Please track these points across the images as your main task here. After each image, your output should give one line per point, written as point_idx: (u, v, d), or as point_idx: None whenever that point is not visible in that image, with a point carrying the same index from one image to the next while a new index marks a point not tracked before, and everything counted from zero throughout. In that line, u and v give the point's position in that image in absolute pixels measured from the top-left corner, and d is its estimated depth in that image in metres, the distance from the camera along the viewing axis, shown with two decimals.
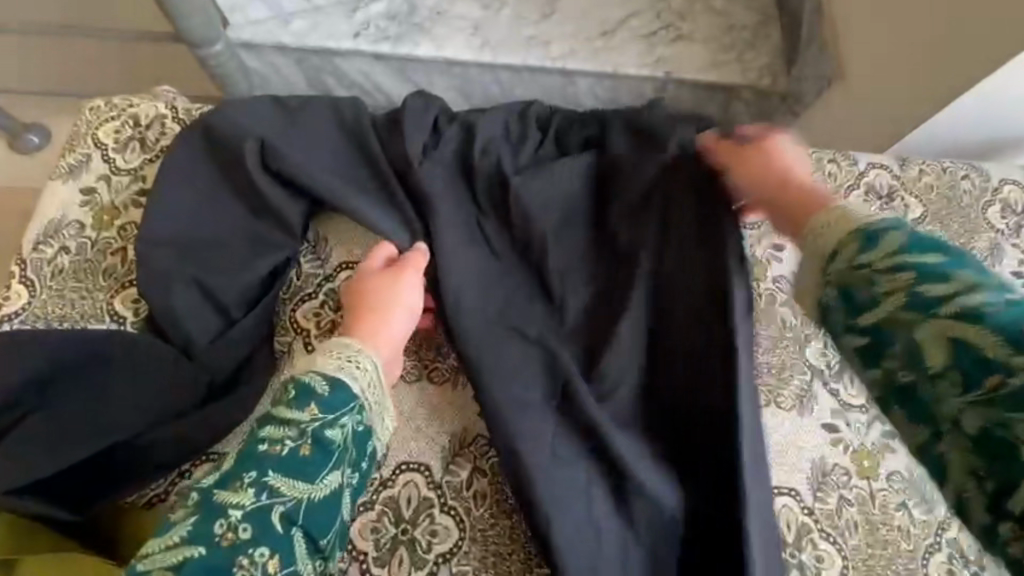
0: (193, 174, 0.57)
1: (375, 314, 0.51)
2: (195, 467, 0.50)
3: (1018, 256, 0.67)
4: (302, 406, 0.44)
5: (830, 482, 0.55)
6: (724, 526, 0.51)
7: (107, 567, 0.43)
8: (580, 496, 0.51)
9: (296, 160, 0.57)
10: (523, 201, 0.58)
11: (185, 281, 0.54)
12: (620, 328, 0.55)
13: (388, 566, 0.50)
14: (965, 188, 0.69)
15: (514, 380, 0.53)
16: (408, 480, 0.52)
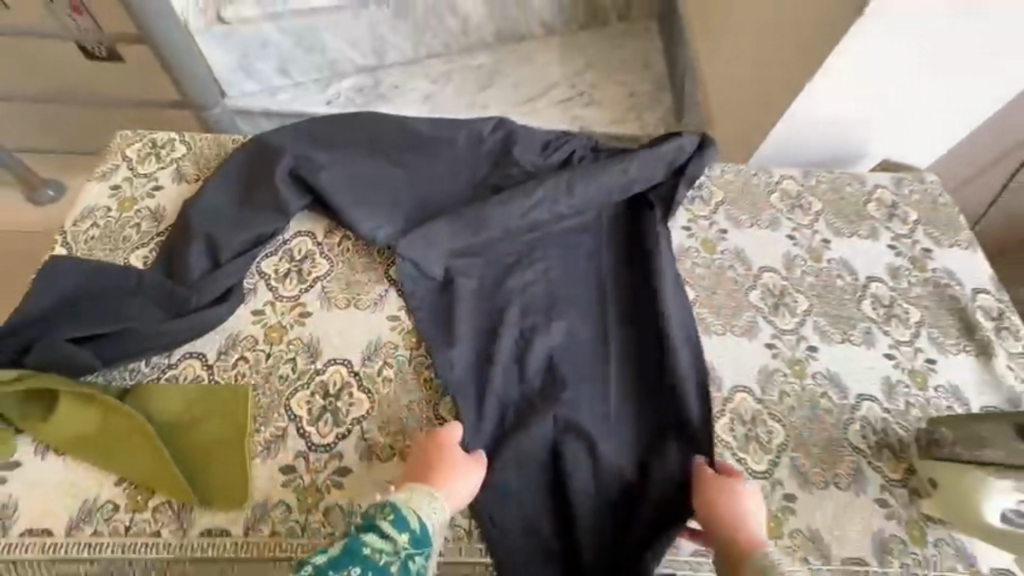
0: (230, 173, 0.82)
1: (452, 468, 0.63)
2: (182, 361, 0.70)
3: (791, 226, 0.92)
4: (400, 527, 0.55)
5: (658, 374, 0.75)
6: (575, 400, 0.72)
7: (119, 410, 0.63)
8: (480, 391, 0.71)
9: (299, 163, 0.81)
10: (441, 196, 0.85)
11: (200, 239, 0.75)
12: (511, 281, 0.80)
13: (317, 426, 0.67)
14: (755, 182, 0.96)
15: (439, 319, 0.76)
16: (335, 369, 0.71)
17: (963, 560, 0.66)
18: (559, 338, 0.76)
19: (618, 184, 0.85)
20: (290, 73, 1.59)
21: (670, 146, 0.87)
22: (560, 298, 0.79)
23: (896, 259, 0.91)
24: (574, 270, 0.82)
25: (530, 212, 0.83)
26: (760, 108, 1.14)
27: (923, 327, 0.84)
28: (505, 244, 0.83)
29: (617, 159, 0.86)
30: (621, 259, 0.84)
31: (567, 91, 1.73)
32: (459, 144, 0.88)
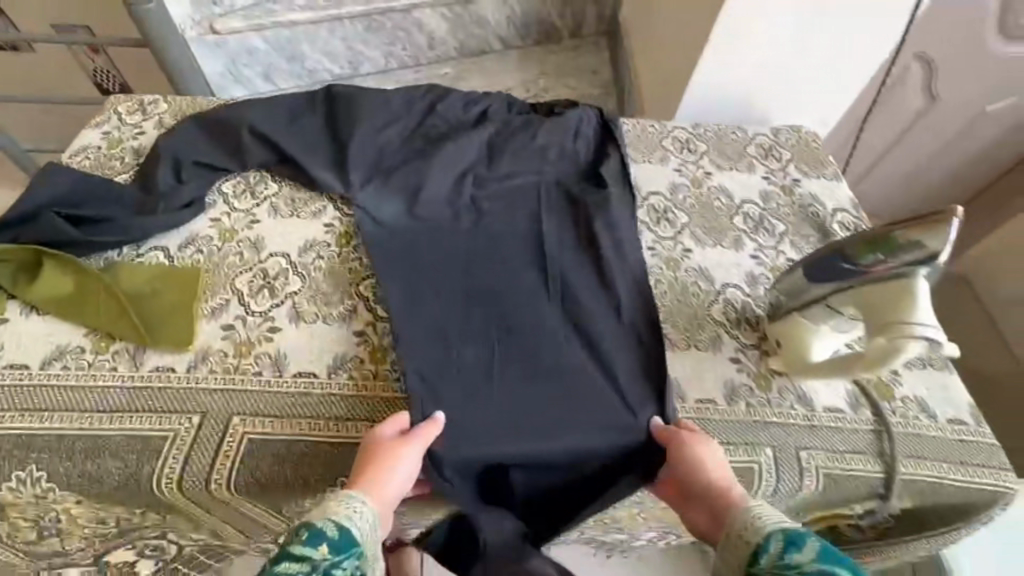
0: (198, 116, 0.97)
1: (379, 471, 0.66)
2: (148, 252, 0.84)
3: (679, 163, 1.08)
4: (314, 545, 0.57)
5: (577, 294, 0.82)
6: (507, 324, 0.79)
7: (92, 277, 0.77)
8: (420, 319, 0.78)
9: (251, 108, 0.95)
10: (373, 135, 0.95)
11: (167, 163, 0.90)
12: (457, 227, 0.87)
13: (255, 299, 0.80)
14: (651, 131, 1.12)
15: (388, 259, 0.83)
16: (275, 259, 0.85)
17: (802, 402, 0.77)
18: (492, 274, 0.83)
19: (535, 147, 0.96)
20: (274, 79, 1.82)
21: (573, 115, 1.00)
22: (494, 237, 0.87)
23: (768, 187, 1.06)
24: (514, 217, 0.89)
25: (459, 161, 0.94)
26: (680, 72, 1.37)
27: (786, 236, 0.98)
28: (434, 181, 0.91)
29: (538, 125, 0.99)
30: (544, 196, 0.92)
31: (521, 94, 1.94)
32: (391, 98, 1.00)
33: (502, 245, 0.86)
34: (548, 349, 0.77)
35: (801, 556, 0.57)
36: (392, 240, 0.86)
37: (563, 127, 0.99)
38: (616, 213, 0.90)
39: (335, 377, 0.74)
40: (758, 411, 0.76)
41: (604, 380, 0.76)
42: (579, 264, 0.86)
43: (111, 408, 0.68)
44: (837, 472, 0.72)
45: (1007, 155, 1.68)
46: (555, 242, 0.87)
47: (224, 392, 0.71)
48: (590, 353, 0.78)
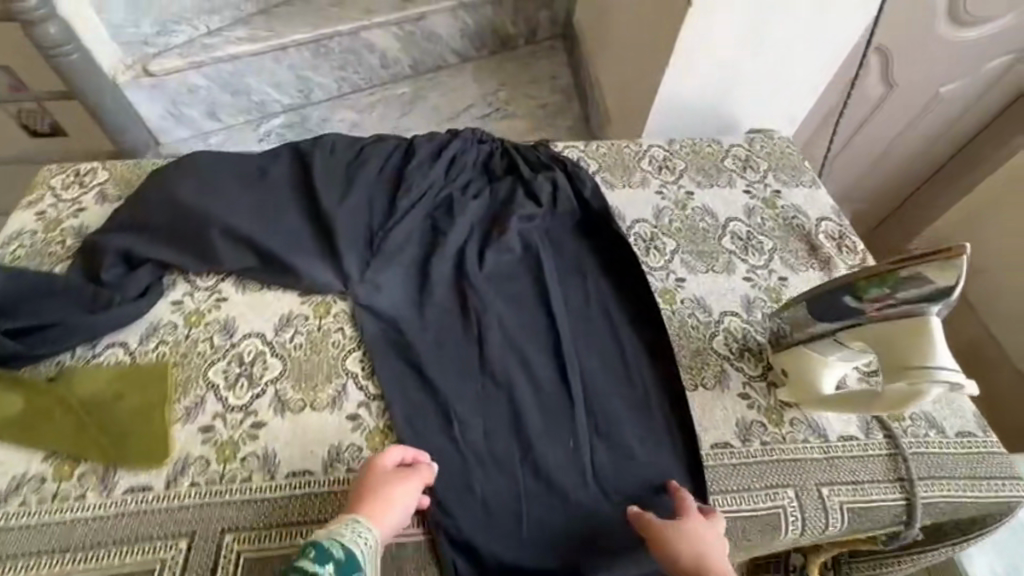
0: (144, 190, 0.87)
1: (383, 499, 0.62)
2: (105, 350, 0.76)
3: (659, 183, 1.05)
4: (321, 564, 0.54)
5: (581, 362, 0.80)
6: (524, 418, 0.74)
7: (42, 390, 0.69)
8: (429, 417, 0.73)
9: (201, 181, 0.88)
10: (343, 204, 0.90)
11: (112, 247, 0.81)
12: (454, 311, 0.84)
13: (233, 390, 0.74)
14: (627, 151, 1.10)
15: (387, 357, 0.78)
16: (250, 341, 0.79)
17: (816, 433, 0.75)
18: (503, 366, 0.78)
19: (522, 208, 0.93)
20: (221, 117, 1.71)
21: (549, 171, 0.98)
22: (497, 314, 0.83)
23: (751, 201, 1.04)
24: (515, 297, 0.86)
25: (439, 228, 0.91)
26: (645, 85, 1.35)
27: (776, 253, 0.97)
28: (416, 249, 0.89)
29: (519, 180, 0.98)
30: (539, 261, 0.90)
31: (483, 109, 1.87)
32: (359, 163, 0.98)
33: (507, 327, 0.82)
34: (573, 441, 0.73)
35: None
36: (393, 338, 0.80)
37: (540, 182, 0.96)
38: (611, 275, 0.90)
39: (332, 472, 0.69)
40: (775, 449, 0.74)
41: (639, 470, 0.73)
42: (591, 334, 0.83)
43: (85, 543, 0.61)
44: (862, 504, 0.71)
45: (966, 129, 1.71)
46: (561, 315, 0.84)
47: (213, 504, 0.65)
48: (619, 440, 0.74)
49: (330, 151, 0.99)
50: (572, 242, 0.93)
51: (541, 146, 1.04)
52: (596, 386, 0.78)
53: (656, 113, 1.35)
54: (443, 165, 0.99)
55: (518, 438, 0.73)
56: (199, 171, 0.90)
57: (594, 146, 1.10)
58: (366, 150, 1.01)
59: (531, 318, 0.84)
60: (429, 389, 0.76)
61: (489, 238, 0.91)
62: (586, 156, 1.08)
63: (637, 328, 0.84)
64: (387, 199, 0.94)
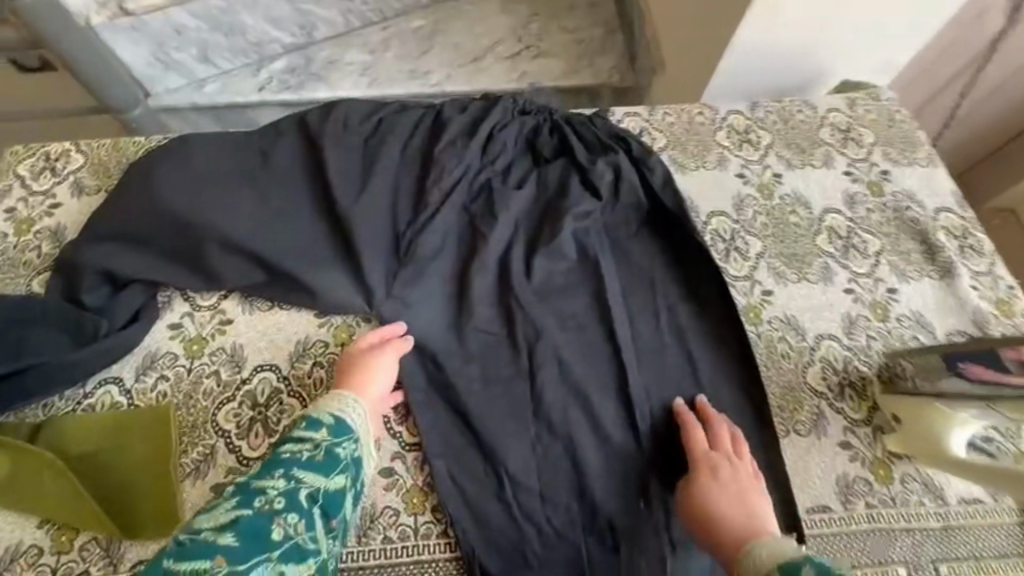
0: (124, 190, 0.73)
1: (362, 370, 0.65)
2: (97, 389, 0.66)
3: (740, 162, 0.87)
4: (313, 429, 0.60)
5: (651, 404, 0.68)
6: (588, 476, 0.64)
7: (27, 447, 0.60)
8: (477, 474, 0.64)
9: (192, 176, 0.73)
10: (359, 204, 0.74)
11: (90, 269, 0.68)
12: (500, 338, 0.71)
13: (247, 439, 0.64)
14: (700, 120, 0.90)
15: (425, 398, 0.67)
16: (263, 376, 0.67)
17: (932, 495, 0.64)
18: (560, 411, 0.66)
19: (578, 205, 0.77)
20: (214, 61, 1.49)
21: (610, 158, 0.79)
22: (551, 343, 0.70)
23: (853, 186, 0.85)
24: (571, 321, 0.72)
25: (477, 230, 0.76)
26: (707, 34, 1.10)
27: (883, 256, 0.80)
28: (452, 256, 0.75)
29: (573, 167, 0.80)
30: (599, 272, 0.75)
31: (512, 46, 1.61)
32: (377, 144, 0.81)
33: (564, 360, 0.69)
34: (645, 502, 0.64)
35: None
36: (430, 374, 0.68)
37: (600, 171, 0.79)
38: (686, 288, 0.75)
39: (367, 542, 0.61)
40: (884, 515, 0.62)
41: None
42: (663, 368, 0.70)
43: None
44: None
45: None
46: (626, 343, 0.71)
47: None
48: None
49: (341, 127, 0.82)
50: (637, 246, 0.77)
51: (598, 120, 0.85)
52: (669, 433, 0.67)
53: (722, 74, 1.10)
54: (480, 146, 0.80)
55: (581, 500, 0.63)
56: (187, 160, 0.74)
57: (660, 114, 0.90)
58: (385, 125, 0.83)
59: (592, 347, 0.71)
60: (476, 440, 0.65)
61: (538, 243, 0.76)
62: (651, 129, 0.89)
63: (718, 358, 0.71)
64: (414, 191, 0.78)
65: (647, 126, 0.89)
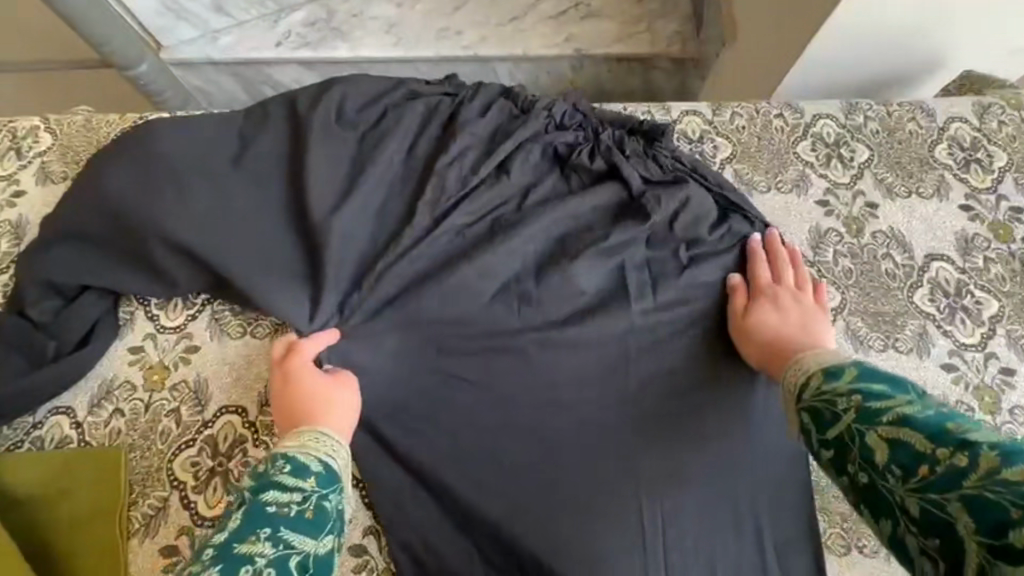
0: (82, 185, 0.63)
1: (324, 406, 0.55)
2: (48, 418, 0.59)
3: (824, 185, 0.69)
4: (301, 475, 0.48)
5: (673, 494, 0.57)
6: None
7: None
8: (460, 559, 0.57)
9: (158, 175, 0.63)
10: (349, 229, 0.64)
11: (38, 281, 0.60)
12: (500, 395, 0.61)
13: (204, 494, 0.56)
14: (778, 126, 0.72)
15: (407, 464, 0.59)
16: (227, 420, 0.58)
17: None
18: (555, 495, 0.57)
19: (608, 238, 0.64)
20: (228, 11, 1.36)
21: (661, 188, 0.65)
22: (556, 410, 0.60)
23: (972, 226, 0.67)
24: (585, 382, 0.61)
25: (486, 259, 0.63)
26: (791, 13, 0.89)
27: (1000, 324, 0.63)
28: (454, 287, 0.62)
29: (609, 186, 0.66)
30: (629, 321, 0.62)
31: (559, 3, 1.39)
32: (377, 146, 0.68)
33: (571, 432, 0.59)
34: None
35: (883, 386, 0.41)
36: (415, 435, 0.59)
37: (641, 200, 0.65)
38: (731, 351, 0.62)
39: None
40: None
41: None
42: (692, 450, 0.58)
43: None
44: None
45: None
46: (649, 417, 0.60)
47: None
48: None
49: (338, 121, 0.69)
50: (678, 291, 0.63)
51: (658, 140, 0.67)
52: (687, 531, 0.56)
53: (805, 65, 0.90)
54: (497, 159, 0.67)
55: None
56: (152, 155, 0.64)
57: (728, 114, 0.72)
58: (389, 121, 0.70)
59: (610, 416, 0.60)
60: (461, 520, 0.57)
61: (557, 282, 0.63)
62: (714, 134, 0.71)
63: (761, 448, 0.59)
64: (416, 205, 0.66)
65: (710, 130, 0.71)
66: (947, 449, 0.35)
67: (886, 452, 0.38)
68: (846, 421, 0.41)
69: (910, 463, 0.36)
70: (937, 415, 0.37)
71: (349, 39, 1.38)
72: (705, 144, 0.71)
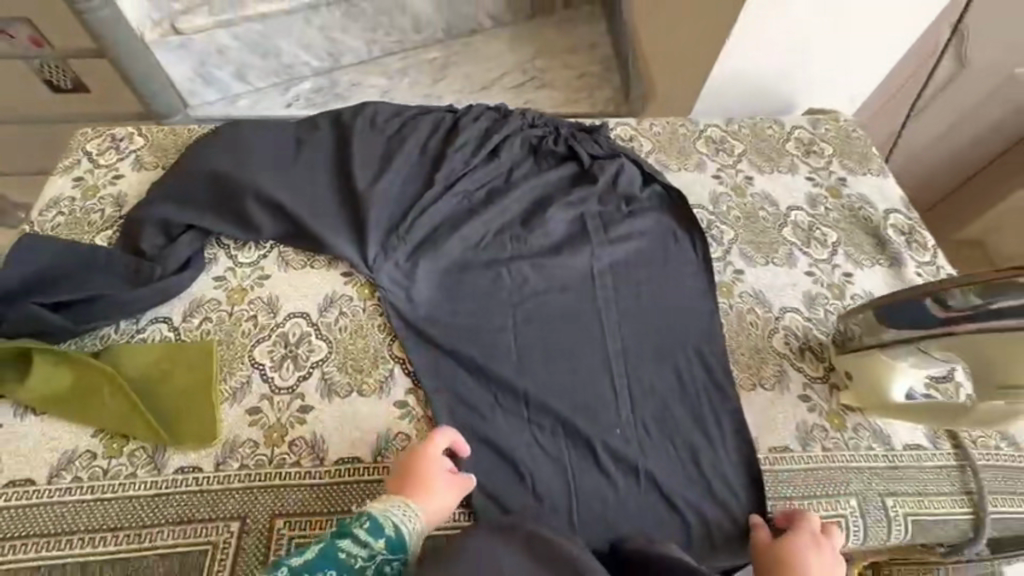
0: (184, 163, 0.85)
1: (429, 481, 0.63)
2: (150, 325, 0.75)
3: (717, 166, 0.99)
4: (374, 537, 0.56)
5: (630, 357, 0.78)
6: (571, 410, 0.73)
7: (89, 369, 0.68)
8: (478, 410, 0.72)
9: (243, 156, 0.86)
10: (385, 191, 0.88)
11: (152, 225, 0.79)
12: (501, 301, 0.82)
13: (280, 372, 0.72)
14: (682, 131, 1.03)
15: (433, 347, 0.76)
16: (294, 322, 0.76)
17: (879, 440, 0.72)
18: (543, 359, 0.77)
19: (571, 196, 0.90)
20: (248, 79, 1.66)
21: (606, 162, 0.92)
22: (542, 306, 0.82)
23: (814, 189, 0.98)
24: (562, 288, 0.84)
25: (486, 212, 0.88)
26: (689, 68, 1.27)
27: (840, 246, 0.91)
28: (464, 231, 0.86)
29: (570, 164, 0.94)
30: (590, 251, 0.87)
31: (519, 78, 1.79)
32: (402, 141, 0.95)
33: (555, 321, 0.81)
34: (622, 432, 0.72)
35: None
36: (439, 326, 0.78)
37: (593, 171, 0.92)
38: (665, 266, 0.86)
39: (381, 462, 0.67)
40: (836, 456, 0.71)
41: (686, 462, 0.71)
42: (642, 327, 0.81)
43: (137, 523, 0.61)
44: (927, 515, 0.68)
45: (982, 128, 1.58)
46: (609, 309, 0.82)
47: (264, 488, 0.64)
48: (669, 438, 0.73)
49: (373, 127, 0.96)
50: (625, 229, 0.89)
51: (600, 135, 0.96)
52: (645, 379, 0.77)
53: (702, 101, 1.26)
54: (490, 146, 0.94)
55: (570, 440, 0.71)
56: (237, 144, 0.87)
57: (647, 124, 1.04)
58: (410, 127, 0.97)
59: (583, 310, 0.82)
60: (477, 384, 0.74)
61: (538, 226, 0.88)
62: (640, 136, 1.02)
63: (692, 324, 0.81)
64: (432, 179, 0.91)
65: (637, 134, 1.02)
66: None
67: None
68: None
69: None
70: None
71: (351, 100, 1.69)
72: (634, 142, 1.01)
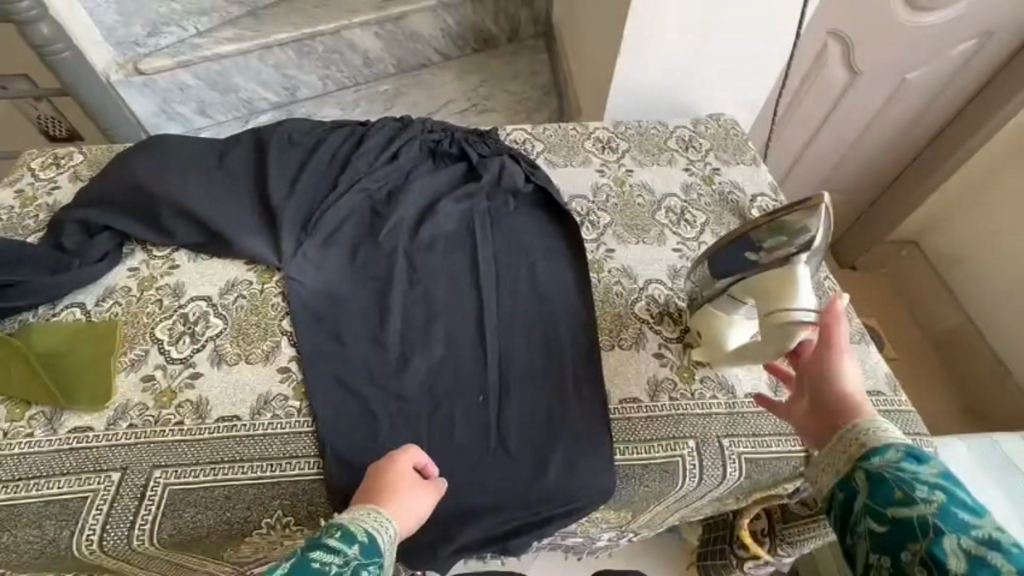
0: (107, 170, 0.95)
1: (398, 489, 0.64)
2: (65, 310, 0.84)
3: (601, 163, 1.09)
4: (348, 543, 0.56)
5: (503, 328, 0.84)
6: (438, 376, 0.79)
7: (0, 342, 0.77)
8: (350, 377, 0.78)
9: (158, 159, 0.94)
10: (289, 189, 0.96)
11: (73, 223, 0.89)
12: (386, 280, 0.88)
13: (175, 346, 0.80)
14: (574, 133, 1.14)
15: (314, 323, 0.83)
16: (196, 303, 0.85)
17: (724, 390, 0.79)
18: (419, 333, 0.83)
19: (461, 190, 0.99)
20: (209, 113, 1.80)
21: (494, 162, 1.02)
22: (423, 285, 0.88)
23: (689, 179, 1.08)
24: (445, 271, 0.90)
25: (380, 205, 0.97)
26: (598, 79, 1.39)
27: (707, 226, 1.00)
28: (358, 222, 0.95)
29: (463, 164, 1.04)
30: (475, 237, 0.94)
31: (462, 104, 1.91)
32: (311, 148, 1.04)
33: (434, 298, 0.87)
34: (486, 397, 0.78)
35: (928, 469, 0.51)
36: (324, 303, 0.85)
37: (482, 168, 1.02)
38: (544, 247, 0.94)
39: (259, 419, 0.74)
40: (681, 404, 0.78)
41: (543, 422, 0.77)
42: (516, 302, 0.87)
43: (27, 474, 0.68)
44: (759, 453, 0.76)
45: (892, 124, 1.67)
46: (487, 286, 0.88)
47: (146, 444, 0.71)
48: (529, 401, 0.78)
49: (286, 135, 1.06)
50: (510, 216, 0.97)
51: (490, 140, 1.07)
52: (515, 346, 0.83)
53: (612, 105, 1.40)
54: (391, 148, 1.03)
55: (434, 404, 0.77)
56: (154, 151, 0.96)
57: (542, 129, 1.14)
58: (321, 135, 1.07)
59: (463, 287, 0.89)
60: (352, 353, 0.80)
61: (427, 216, 0.96)
62: (533, 139, 1.12)
63: (565, 297, 0.88)
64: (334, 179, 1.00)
65: (530, 137, 1.12)
66: (958, 544, 0.44)
67: (904, 496, 0.49)
68: (864, 486, 0.52)
69: (936, 511, 0.46)
70: (991, 527, 0.45)
71: None
72: (527, 145, 1.11)
